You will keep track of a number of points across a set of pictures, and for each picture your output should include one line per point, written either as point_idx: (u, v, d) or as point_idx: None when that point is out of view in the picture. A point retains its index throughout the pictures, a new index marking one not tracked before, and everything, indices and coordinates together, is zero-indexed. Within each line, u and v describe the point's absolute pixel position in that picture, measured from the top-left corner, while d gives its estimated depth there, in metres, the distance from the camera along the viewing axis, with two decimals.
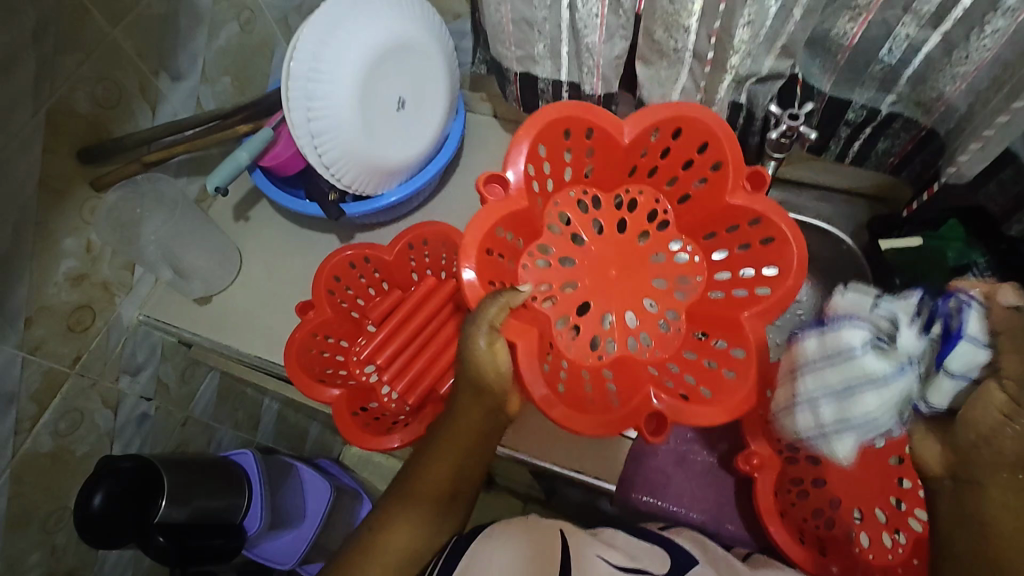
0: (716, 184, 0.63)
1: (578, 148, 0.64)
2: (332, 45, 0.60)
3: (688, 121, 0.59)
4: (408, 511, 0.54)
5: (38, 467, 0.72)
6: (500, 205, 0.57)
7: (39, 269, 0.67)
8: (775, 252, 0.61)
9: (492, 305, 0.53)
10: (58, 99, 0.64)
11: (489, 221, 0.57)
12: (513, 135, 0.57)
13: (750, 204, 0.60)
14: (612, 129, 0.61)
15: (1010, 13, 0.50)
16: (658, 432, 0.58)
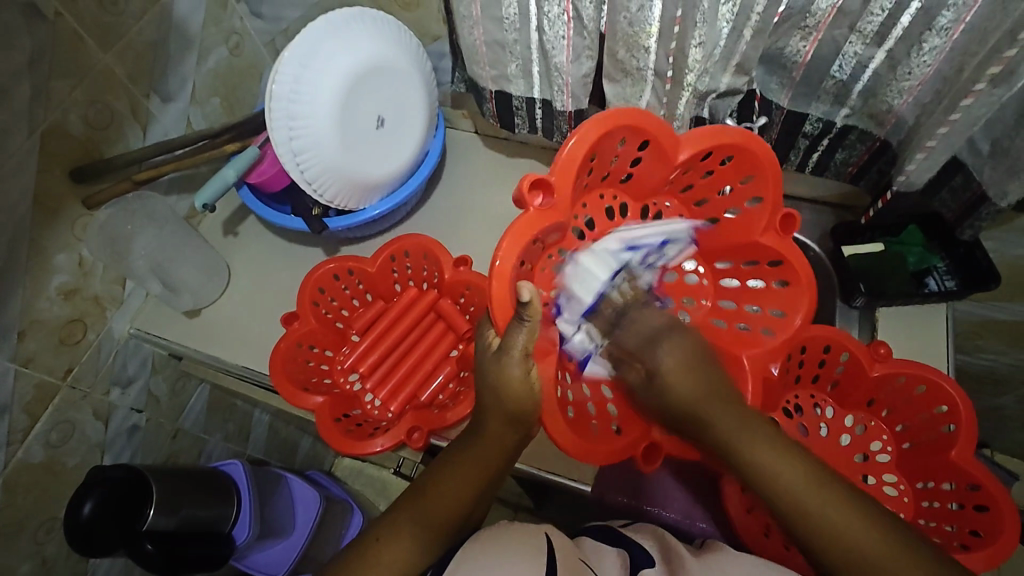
0: (749, 218, 0.64)
1: (627, 155, 0.61)
2: (312, 68, 0.64)
3: (737, 149, 0.59)
4: (419, 527, 0.52)
5: (30, 477, 0.74)
6: (539, 217, 0.53)
7: (32, 284, 0.70)
8: (787, 297, 0.65)
9: (518, 334, 0.51)
10: (51, 122, 0.67)
11: (527, 231, 0.53)
12: (578, 125, 0.53)
13: (776, 247, 0.63)
14: (671, 144, 0.58)
15: (944, 32, 0.54)
16: (651, 462, 0.62)
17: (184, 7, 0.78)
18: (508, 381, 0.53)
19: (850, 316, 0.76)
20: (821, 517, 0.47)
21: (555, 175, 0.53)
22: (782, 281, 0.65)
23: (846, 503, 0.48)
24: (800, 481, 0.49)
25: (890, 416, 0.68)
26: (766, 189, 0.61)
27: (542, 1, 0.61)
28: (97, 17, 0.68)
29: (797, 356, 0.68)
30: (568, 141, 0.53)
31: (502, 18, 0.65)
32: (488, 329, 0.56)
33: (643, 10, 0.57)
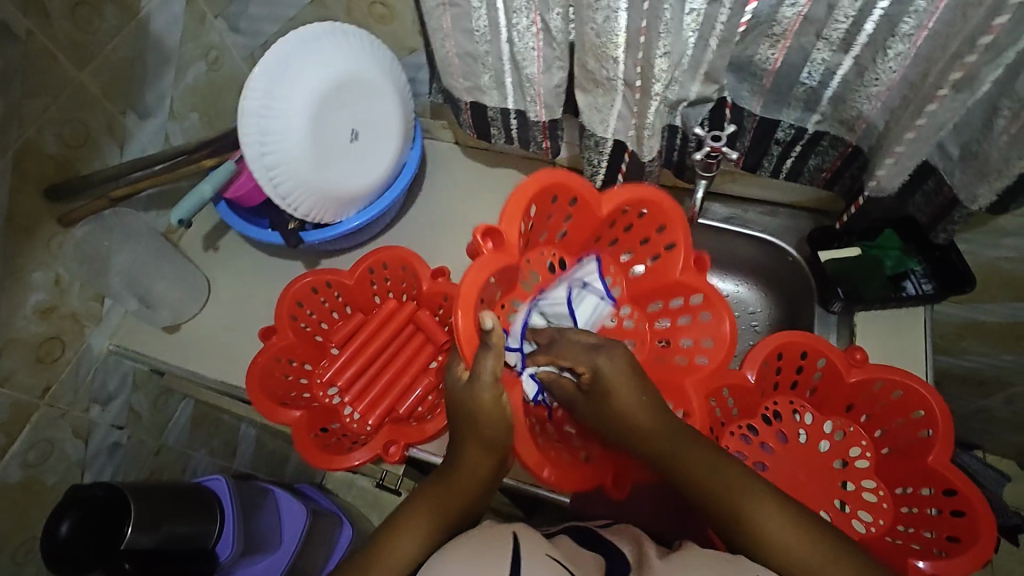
0: (668, 263, 0.68)
1: (558, 214, 0.66)
2: (283, 83, 0.64)
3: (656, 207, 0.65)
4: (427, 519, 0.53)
5: (7, 497, 0.74)
6: (493, 260, 0.56)
7: (8, 303, 0.69)
8: (711, 324, 0.67)
9: (487, 360, 0.53)
10: (24, 141, 0.67)
11: (477, 279, 0.56)
12: (517, 185, 0.57)
13: (695, 283, 0.66)
14: (595, 199, 0.63)
15: (907, 39, 0.54)
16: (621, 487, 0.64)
17: (160, 23, 0.78)
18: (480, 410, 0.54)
19: (828, 321, 0.77)
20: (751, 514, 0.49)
21: (502, 225, 0.57)
22: (707, 310, 0.67)
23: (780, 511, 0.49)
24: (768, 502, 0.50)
25: (869, 422, 0.68)
26: (679, 234, 0.65)
27: (510, 14, 0.61)
28: (70, 35, 0.68)
29: (773, 363, 0.67)
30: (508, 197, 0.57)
31: (473, 30, 0.65)
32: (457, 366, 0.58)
33: (608, 21, 0.57)
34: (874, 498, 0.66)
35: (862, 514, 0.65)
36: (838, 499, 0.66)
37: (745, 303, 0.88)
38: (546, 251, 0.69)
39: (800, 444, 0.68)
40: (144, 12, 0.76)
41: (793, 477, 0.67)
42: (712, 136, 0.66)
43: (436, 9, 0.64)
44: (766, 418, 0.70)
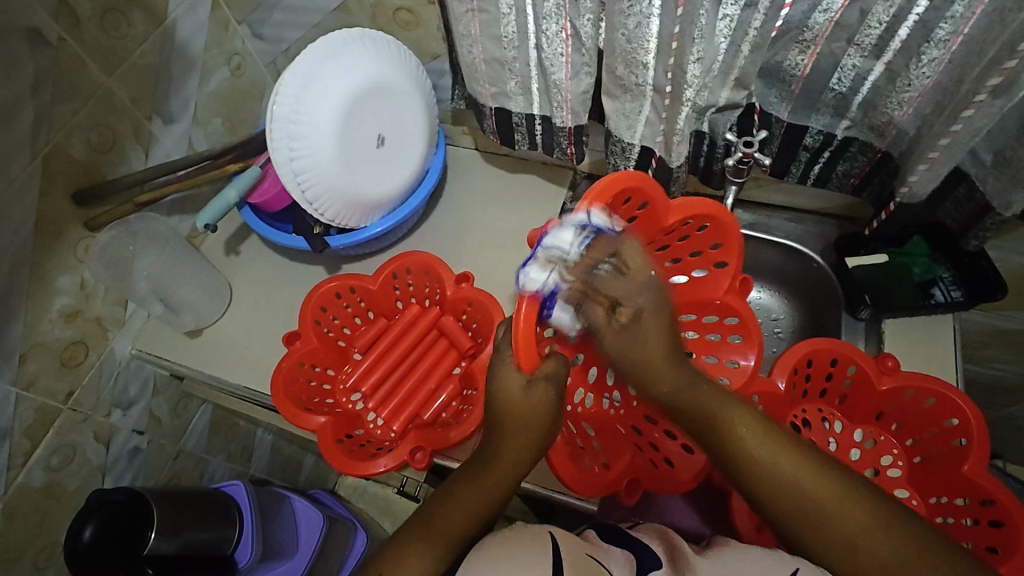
0: (708, 280, 0.69)
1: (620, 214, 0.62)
2: (313, 88, 0.64)
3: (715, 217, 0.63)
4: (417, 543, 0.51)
5: (30, 501, 0.74)
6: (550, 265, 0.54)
7: (34, 307, 0.70)
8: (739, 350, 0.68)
9: (553, 361, 0.57)
10: (53, 146, 0.67)
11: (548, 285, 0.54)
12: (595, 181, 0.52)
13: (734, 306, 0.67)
14: (661, 206, 0.60)
15: (942, 44, 0.54)
16: (633, 495, 0.67)
17: (186, 30, 0.79)
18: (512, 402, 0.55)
19: (856, 328, 0.76)
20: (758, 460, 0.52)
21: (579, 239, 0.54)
22: (739, 335, 0.69)
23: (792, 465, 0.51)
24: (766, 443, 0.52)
25: (900, 431, 0.67)
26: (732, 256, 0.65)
27: (539, 19, 0.61)
28: (99, 41, 0.69)
29: (804, 371, 0.66)
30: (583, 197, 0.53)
31: (501, 36, 0.65)
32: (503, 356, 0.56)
33: (640, 27, 0.57)
34: None
35: None
36: None
37: (768, 310, 0.87)
38: None
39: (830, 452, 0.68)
40: (171, 19, 0.76)
41: None
42: (745, 142, 0.65)
43: (464, 15, 0.65)
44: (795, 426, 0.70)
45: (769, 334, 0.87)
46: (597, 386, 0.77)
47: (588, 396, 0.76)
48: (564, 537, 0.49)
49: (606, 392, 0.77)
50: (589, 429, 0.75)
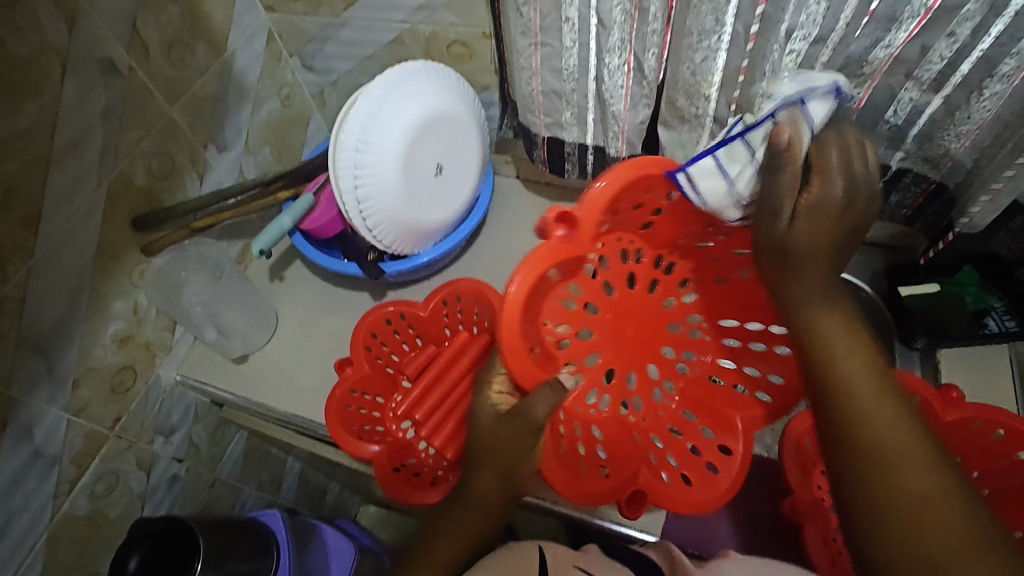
0: (674, 210, 0.59)
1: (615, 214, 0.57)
2: (379, 117, 0.65)
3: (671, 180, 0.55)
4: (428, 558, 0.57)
5: (72, 531, 0.73)
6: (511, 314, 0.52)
7: (89, 332, 0.70)
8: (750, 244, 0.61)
9: (541, 399, 0.55)
10: (118, 172, 0.68)
11: (539, 268, 0.52)
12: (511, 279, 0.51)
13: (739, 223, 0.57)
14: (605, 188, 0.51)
15: (1006, 78, 0.55)
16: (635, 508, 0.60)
17: (242, 61, 0.82)
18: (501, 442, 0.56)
19: (910, 356, 0.76)
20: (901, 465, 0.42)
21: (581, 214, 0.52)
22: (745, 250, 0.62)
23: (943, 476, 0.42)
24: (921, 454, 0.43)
25: None
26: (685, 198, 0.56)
27: (602, 53, 0.63)
28: (165, 72, 0.71)
29: None
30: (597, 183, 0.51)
31: (561, 69, 0.66)
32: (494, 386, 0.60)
33: (706, 61, 0.58)
34: None
35: None
36: None
37: None
38: (624, 238, 0.63)
39: None
40: (230, 51, 0.79)
41: None
42: None
43: (526, 49, 0.66)
44: None
45: None
46: (644, 384, 0.73)
47: (638, 399, 0.72)
48: (554, 551, 0.58)
49: (657, 384, 0.73)
50: (689, 416, 0.70)
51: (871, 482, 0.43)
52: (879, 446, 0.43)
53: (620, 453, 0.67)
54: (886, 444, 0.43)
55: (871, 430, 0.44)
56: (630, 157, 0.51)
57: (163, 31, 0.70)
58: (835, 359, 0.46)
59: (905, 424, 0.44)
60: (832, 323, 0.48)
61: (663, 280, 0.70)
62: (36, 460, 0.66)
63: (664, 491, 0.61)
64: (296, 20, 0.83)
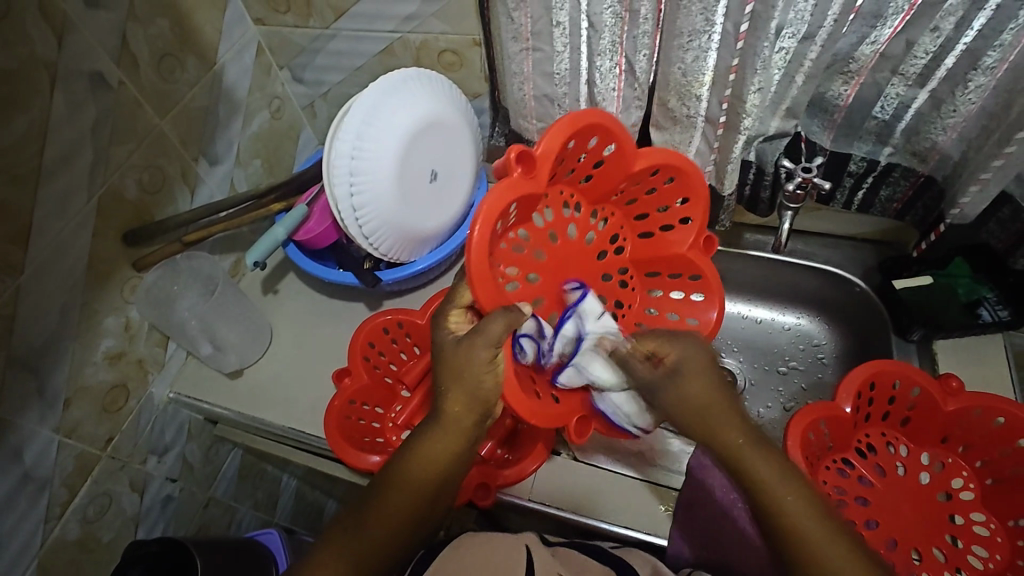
0: (617, 161, 0.60)
1: (569, 155, 0.57)
2: (374, 124, 0.64)
3: (602, 129, 0.55)
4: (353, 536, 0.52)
5: (63, 556, 0.70)
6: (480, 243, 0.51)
7: (80, 350, 0.68)
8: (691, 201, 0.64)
9: (496, 320, 0.51)
10: (108, 187, 0.67)
11: (502, 204, 0.51)
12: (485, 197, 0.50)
13: (666, 158, 0.60)
14: (562, 131, 0.52)
15: (990, 71, 0.56)
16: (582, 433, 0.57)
17: (232, 74, 0.82)
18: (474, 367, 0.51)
19: (908, 349, 0.76)
20: (804, 526, 0.48)
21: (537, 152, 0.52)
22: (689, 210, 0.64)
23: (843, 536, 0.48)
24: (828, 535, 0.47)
25: (968, 452, 0.66)
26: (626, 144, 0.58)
27: (594, 56, 0.63)
28: (155, 85, 0.71)
29: (867, 395, 0.66)
30: (552, 127, 0.51)
31: (553, 73, 0.67)
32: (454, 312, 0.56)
33: (697, 61, 0.59)
34: (986, 531, 0.63)
35: (978, 549, 0.62)
36: (949, 533, 0.64)
37: (809, 336, 0.88)
38: (564, 190, 0.62)
39: (899, 476, 0.66)
40: (220, 64, 0.79)
41: (896, 508, 0.65)
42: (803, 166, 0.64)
43: (518, 54, 0.67)
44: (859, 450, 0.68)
45: (812, 359, 0.88)
46: None
47: None
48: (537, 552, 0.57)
49: None
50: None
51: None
52: (816, 552, 0.47)
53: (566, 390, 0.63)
54: (815, 549, 0.47)
55: (815, 553, 0.47)
56: (581, 108, 0.53)
57: (152, 44, 0.69)
58: (756, 468, 0.50)
59: (840, 538, 0.47)
60: (759, 449, 0.51)
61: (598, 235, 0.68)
62: (26, 483, 0.64)
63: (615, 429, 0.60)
64: (286, 32, 0.83)
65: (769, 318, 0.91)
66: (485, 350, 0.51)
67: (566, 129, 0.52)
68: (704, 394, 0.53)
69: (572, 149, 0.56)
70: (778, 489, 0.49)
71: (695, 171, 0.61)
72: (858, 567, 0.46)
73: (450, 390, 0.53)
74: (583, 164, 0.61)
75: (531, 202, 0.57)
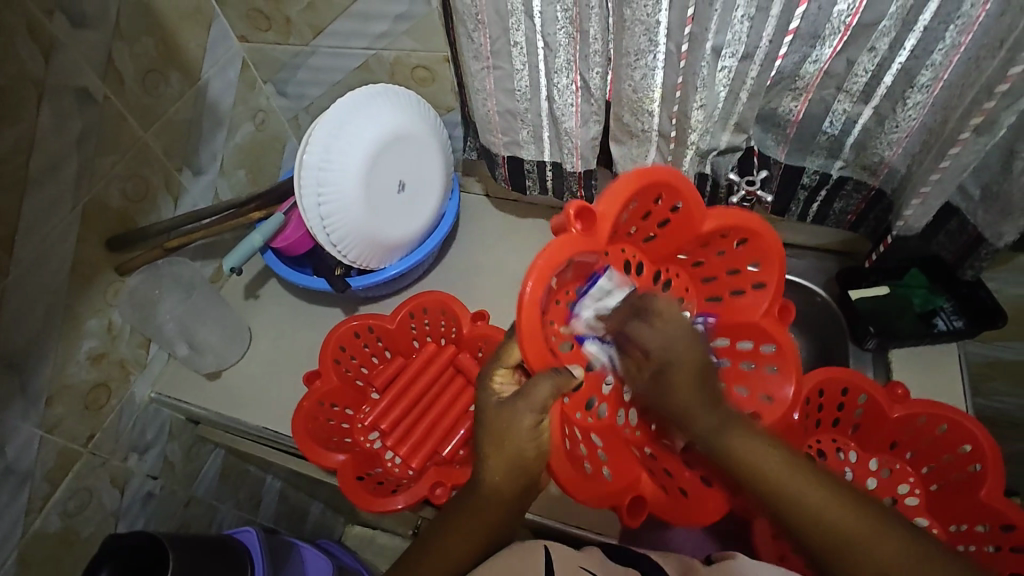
0: (686, 218, 0.61)
1: (636, 208, 0.59)
2: (340, 138, 0.68)
3: (669, 186, 0.57)
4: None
5: (44, 548, 0.73)
6: (531, 303, 0.50)
7: (63, 350, 0.71)
8: (752, 252, 0.65)
9: (544, 383, 0.50)
10: (92, 196, 0.71)
11: (559, 257, 0.50)
12: (537, 257, 0.49)
13: (727, 219, 0.61)
14: (628, 181, 0.53)
15: (926, 89, 0.58)
16: (636, 515, 0.59)
17: (216, 88, 0.86)
18: (516, 431, 0.51)
19: (863, 357, 0.78)
20: (792, 491, 0.50)
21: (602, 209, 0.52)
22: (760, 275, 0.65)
23: (848, 504, 0.49)
24: (819, 486, 0.50)
25: (915, 458, 0.67)
26: (691, 200, 0.59)
27: (551, 74, 0.66)
28: (140, 99, 0.74)
29: (816, 400, 0.68)
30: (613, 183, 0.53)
31: (514, 90, 0.70)
32: (494, 376, 0.55)
33: (646, 78, 0.61)
34: None
35: None
36: None
37: None
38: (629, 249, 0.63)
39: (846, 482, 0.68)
40: (204, 78, 0.83)
41: None
42: (746, 181, 0.72)
43: (480, 72, 0.70)
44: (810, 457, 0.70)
45: None
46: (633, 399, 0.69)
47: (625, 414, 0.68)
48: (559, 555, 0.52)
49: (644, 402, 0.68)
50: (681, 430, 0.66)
51: (840, 556, 0.48)
52: (820, 522, 0.48)
53: (620, 457, 0.63)
54: (795, 496, 0.49)
55: (791, 485, 0.50)
56: (648, 163, 0.54)
57: (137, 61, 0.73)
58: (727, 445, 0.53)
59: (800, 473, 0.50)
60: (725, 409, 0.55)
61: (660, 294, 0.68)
62: (8, 477, 0.68)
63: (665, 502, 0.61)
64: (268, 49, 0.87)
65: None
66: (529, 419, 0.51)
67: (631, 181, 0.53)
68: (683, 391, 0.56)
69: (634, 206, 0.58)
70: (735, 440, 0.53)
71: (762, 231, 0.62)
72: (890, 548, 0.47)
73: (489, 458, 0.52)
74: (645, 221, 0.62)
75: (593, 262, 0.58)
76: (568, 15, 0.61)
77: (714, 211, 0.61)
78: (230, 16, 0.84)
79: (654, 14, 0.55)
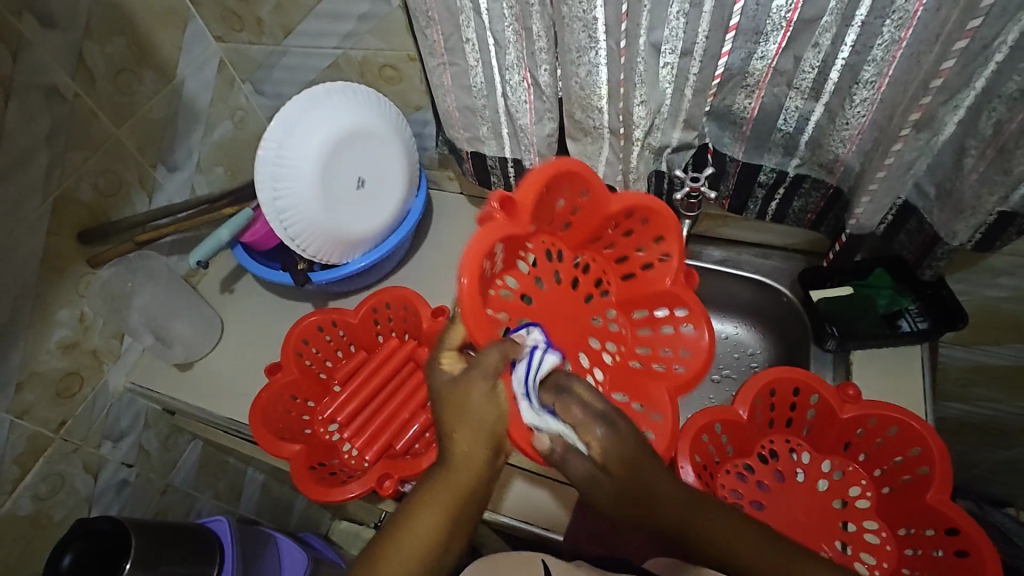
0: (594, 204, 0.63)
1: (552, 202, 0.60)
2: (296, 134, 0.69)
3: (579, 176, 0.59)
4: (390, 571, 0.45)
5: (14, 530, 0.76)
6: (474, 282, 0.50)
7: (33, 338, 0.74)
8: (655, 227, 0.67)
9: (493, 351, 0.50)
10: (63, 190, 0.74)
11: (488, 244, 0.51)
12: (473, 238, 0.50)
13: (632, 199, 0.64)
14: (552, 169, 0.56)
15: (870, 85, 0.58)
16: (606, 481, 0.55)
17: (192, 87, 0.88)
18: (475, 401, 0.49)
19: (824, 359, 0.77)
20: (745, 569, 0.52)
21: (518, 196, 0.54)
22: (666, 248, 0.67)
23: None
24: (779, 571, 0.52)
25: (868, 461, 0.66)
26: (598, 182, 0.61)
27: (503, 70, 0.67)
28: (112, 97, 0.77)
29: (767, 399, 0.67)
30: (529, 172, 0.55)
31: (470, 86, 0.71)
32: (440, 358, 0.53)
33: (591, 75, 0.62)
34: (877, 539, 0.63)
35: (865, 557, 0.63)
36: (839, 539, 0.64)
37: (743, 345, 0.89)
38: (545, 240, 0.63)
39: (797, 482, 0.67)
40: (179, 77, 0.85)
41: (792, 518, 0.65)
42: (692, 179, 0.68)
43: (438, 68, 0.71)
44: (762, 456, 0.69)
45: (745, 368, 0.88)
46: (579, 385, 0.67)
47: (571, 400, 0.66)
48: None
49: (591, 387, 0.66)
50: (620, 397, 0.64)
51: None
52: None
53: None
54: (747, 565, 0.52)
55: (749, 561, 0.52)
56: (559, 156, 0.57)
57: (109, 60, 0.76)
58: (708, 522, 0.53)
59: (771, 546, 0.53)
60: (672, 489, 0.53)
61: (584, 284, 0.68)
62: None
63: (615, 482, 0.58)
64: (243, 49, 0.90)
65: (707, 326, 0.91)
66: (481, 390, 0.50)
67: (547, 170, 0.55)
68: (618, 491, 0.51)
69: (546, 203, 0.59)
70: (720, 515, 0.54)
71: (661, 208, 0.65)
72: None
73: (454, 430, 0.50)
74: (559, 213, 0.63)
75: (513, 249, 0.58)
76: (513, 12, 0.61)
77: (621, 193, 0.64)
78: (205, 16, 0.86)
79: (589, 11, 0.55)
